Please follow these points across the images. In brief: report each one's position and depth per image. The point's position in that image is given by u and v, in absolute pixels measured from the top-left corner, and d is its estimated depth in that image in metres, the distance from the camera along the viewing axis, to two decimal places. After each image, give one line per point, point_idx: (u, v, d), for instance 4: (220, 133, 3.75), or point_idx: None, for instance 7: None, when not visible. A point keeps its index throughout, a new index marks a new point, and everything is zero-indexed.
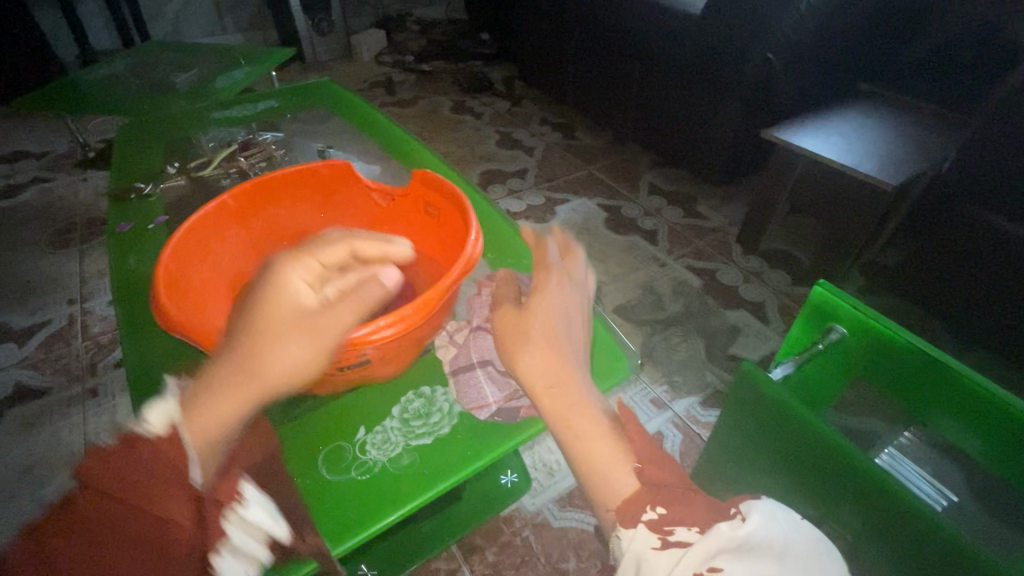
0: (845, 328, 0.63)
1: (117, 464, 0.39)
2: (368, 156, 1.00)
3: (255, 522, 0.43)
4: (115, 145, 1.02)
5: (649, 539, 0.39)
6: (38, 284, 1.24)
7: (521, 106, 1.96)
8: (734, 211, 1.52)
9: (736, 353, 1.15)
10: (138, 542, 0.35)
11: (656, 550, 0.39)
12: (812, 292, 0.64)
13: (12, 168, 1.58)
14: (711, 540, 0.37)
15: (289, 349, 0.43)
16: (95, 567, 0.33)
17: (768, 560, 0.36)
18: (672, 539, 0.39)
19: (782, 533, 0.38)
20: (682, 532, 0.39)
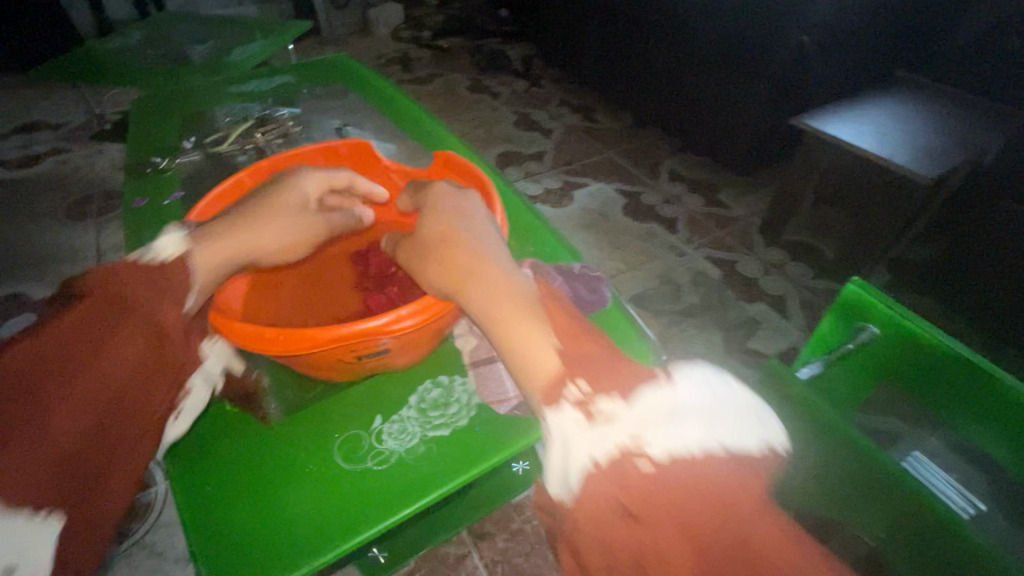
0: (878, 328, 0.60)
1: (124, 279, 0.42)
2: (385, 135, 0.97)
3: (220, 354, 0.52)
4: (131, 117, 1.00)
5: (572, 417, 0.35)
6: (56, 256, 1.24)
7: (539, 86, 1.91)
8: (757, 201, 1.48)
9: (754, 347, 1.13)
10: (154, 355, 0.40)
11: (580, 429, 0.35)
12: (844, 289, 0.61)
13: (29, 139, 1.58)
14: (634, 419, 0.34)
15: (283, 231, 0.53)
16: (123, 363, 0.38)
17: (690, 425, 0.33)
18: (594, 414, 0.35)
19: (716, 394, 0.35)
20: (605, 407, 0.35)
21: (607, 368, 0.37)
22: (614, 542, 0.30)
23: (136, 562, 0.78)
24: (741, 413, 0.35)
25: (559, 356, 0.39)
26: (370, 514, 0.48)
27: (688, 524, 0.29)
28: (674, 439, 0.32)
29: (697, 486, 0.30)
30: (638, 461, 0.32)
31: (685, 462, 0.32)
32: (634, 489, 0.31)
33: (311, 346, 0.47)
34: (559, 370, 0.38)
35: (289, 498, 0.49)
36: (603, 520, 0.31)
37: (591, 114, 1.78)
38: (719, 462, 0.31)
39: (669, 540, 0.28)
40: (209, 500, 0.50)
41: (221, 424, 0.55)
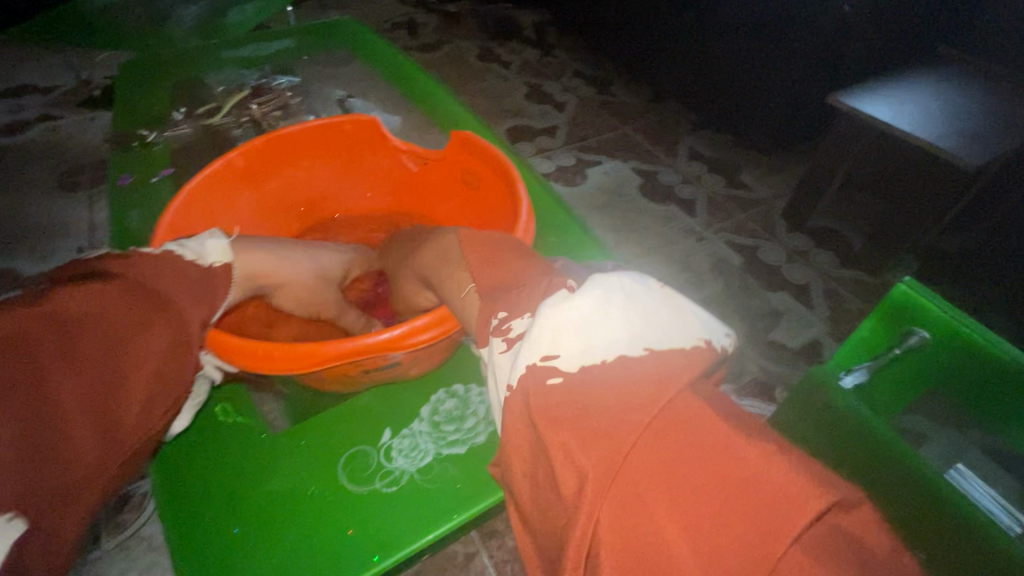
0: (930, 333, 0.49)
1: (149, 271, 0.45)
2: (392, 108, 0.91)
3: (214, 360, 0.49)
4: (117, 84, 0.93)
5: (497, 345, 0.40)
6: (47, 230, 1.19)
7: (552, 55, 1.80)
8: (781, 183, 1.40)
9: (776, 339, 1.08)
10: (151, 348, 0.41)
11: (502, 352, 0.40)
12: (893, 290, 0.50)
13: (18, 103, 1.50)
14: (538, 332, 0.38)
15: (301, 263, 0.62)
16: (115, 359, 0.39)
17: (592, 332, 0.37)
18: (512, 337, 0.40)
19: (614, 303, 0.39)
20: (518, 327, 0.40)
21: (524, 290, 0.42)
22: (539, 458, 0.34)
23: (135, 556, 0.75)
24: (641, 313, 0.39)
25: (479, 295, 0.45)
26: (377, 538, 0.47)
27: (593, 434, 0.32)
28: (577, 347, 0.37)
29: (601, 393, 0.34)
30: (546, 375, 0.36)
31: (585, 367, 0.36)
32: (543, 400, 0.35)
33: (320, 361, 0.46)
34: (483, 308, 0.44)
35: (294, 517, 0.48)
36: (530, 440, 0.35)
37: (606, 86, 1.69)
38: (615, 362, 0.36)
39: (579, 443, 0.32)
40: (208, 521, 0.49)
41: (228, 436, 0.54)
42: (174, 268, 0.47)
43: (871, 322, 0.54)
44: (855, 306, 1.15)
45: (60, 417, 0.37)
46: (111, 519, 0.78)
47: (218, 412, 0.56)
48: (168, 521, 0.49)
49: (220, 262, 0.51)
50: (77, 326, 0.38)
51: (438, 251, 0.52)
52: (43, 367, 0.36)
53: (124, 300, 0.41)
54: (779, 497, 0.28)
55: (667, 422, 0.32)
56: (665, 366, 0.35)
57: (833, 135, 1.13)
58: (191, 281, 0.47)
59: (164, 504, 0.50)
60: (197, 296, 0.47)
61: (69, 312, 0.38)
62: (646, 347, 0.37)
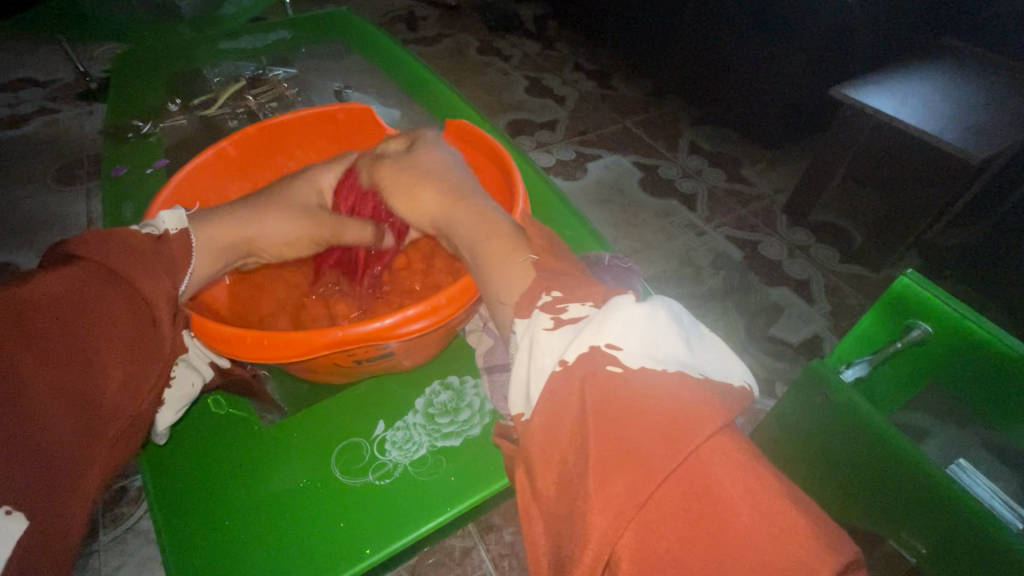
0: (933, 326, 0.48)
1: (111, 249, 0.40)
2: (388, 99, 0.90)
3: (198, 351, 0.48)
4: (113, 75, 0.92)
5: (543, 321, 0.36)
6: (45, 224, 1.18)
7: (552, 49, 1.79)
8: (782, 177, 1.39)
9: (776, 334, 1.07)
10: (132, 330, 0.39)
11: (549, 331, 0.36)
12: (895, 282, 0.49)
13: (16, 97, 1.49)
14: (606, 317, 0.34)
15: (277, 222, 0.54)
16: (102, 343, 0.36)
17: (662, 337, 0.34)
18: (566, 318, 0.36)
19: (676, 322, 0.36)
20: (575, 310, 0.36)
21: (577, 278, 0.39)
22: (554, 450, 0.31)
23: (131, 549, 0.74)
24: (701, 341, 0.36)
25: (537, 268, 0.41)
26: (367, 534, 0.47)
27: (617, 440, 0.29)
28: (645, 345, 0.33)
29: (650, 398, 0.31)
30: (607, 361, 0.33)
31: (651, 368, 0.32)
32: (596, 391, 0.31)
33: (304, 351, 0.43)
34: (535, 281, 0.39)
35: (284, 512, 0.48)
36: (548, 426, 0.32)
37: (606, 80, 1.68)
38: (678, 375, 0.32)
39: (601, 447, 0.29)
40: (195, 514, 0.48)
41: (218, 428, 0.53)
42: (130, 241, 0.42)
43: (872, 315, 0.52)
44: (856, 301, 1.14)
45: (37, 405, 0.33)
46: (108, 513, 0.77)
47: (209, 403, 0.55)
48: (157, 513, 0.48)
49: (176, 230, 0.47)
50: (40, 309, 0.34)
51: (473, 215, 0.47)
52: (9, 356, 0.32)
53: (83, 279, 0.37)
54: (796, 550, 0.26)
55: (710, 452, 0.28)
56: (722, 392, 0.32)
57: (835, 128, 1.12)
58: (150, 256, 0.43)
59: (154, 493, 0.49)
60: (161, 271, 0.43)
61: (29, 295, 0.34)
62: (702, 373, 0.33)
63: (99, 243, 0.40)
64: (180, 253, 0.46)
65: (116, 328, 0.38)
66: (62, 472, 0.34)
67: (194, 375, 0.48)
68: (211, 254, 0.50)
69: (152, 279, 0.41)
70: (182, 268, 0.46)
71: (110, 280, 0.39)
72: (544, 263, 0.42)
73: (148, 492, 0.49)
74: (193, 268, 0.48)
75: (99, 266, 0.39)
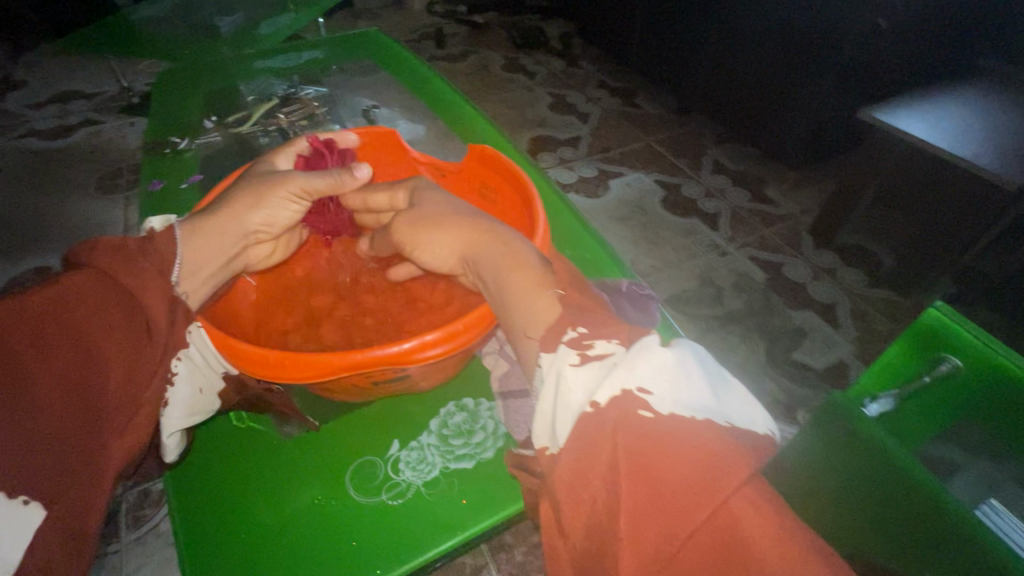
0: (965, 361, 0.43)
1: (109, 256, 0.42)
2: (413, 116, 0.92)
3: (201, 358, 0.48)
4: (154, 91, 0.97)
5: (570, 357, 0.38)
6: (85, 231, 1.24)
7: (577, 66, 1.81)
8: (809, 198, 1.37)
9: (799, 359, 1.05)
10: (128, 327, 0.40)
11: (576, 367, 0.37)
12: (923, 314, 0.44)
13: (65, 109, 1.57)
14: (637, 358, 0.36)
15: (267, 211, 0.53)
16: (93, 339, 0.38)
17: (690, 383, 0.35)
18: (592, 355, 0.38)
19: (701, 366, 0.38)
20: (601, 347, 0.38)
21: (603, 317, 0.41)
22: (585, 487, 0.32)
23: (152, 551, 0.76)
24: (725, 387, 0.38)
25: (563, 303, 0.43)
26: (380, 554, 0.47)
27: (647, 483, 0.31)
28: (673, 391, 0.34)
29: (681, 444, 0.32)
30: (637, 405, 0.34)
31: (681, 414, 0.34)
32: (629, 433, 0.33)
33: (326, 372, 0.44)
34: (562, 317, 0.42)
35: (299, 529, 0.48)
36: (579, 465, 0.33)
37: (630, 98, 1.68)
38: (706, 423, 0.33)
39: (633, 489, 0.31)
40: (216, 526, 0.49)
41: (238, 442, 0.54)
42: (119, 244, 0.43)
43: (897, 348, 0.47)
44: (883, 326, 1.11)
45: (44, 408, 0.35)
46: (132, 513, 0.80)
47: (230, 417, 0.56)
48: (178, 521, 0.49)
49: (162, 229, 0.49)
50: (40, 316, 0.36)
51: (502, 247, 0.47)
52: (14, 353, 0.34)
53: (85, 286, 0.40)
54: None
55: (738, 503, 0.29)
56: (746, 442, 0.34)
57: (864, 150, 1.10)
58: (136, 254, 0.43)
59: (174, 505, 0.50)
60: (154, 270, 0.44)
61: (31, 301, 0.36)
62: (728, 422, 0.35)
63: (95, 249, 0.42)
64: (166, 248, 0.46)
65: (112, 332, 0.39)
66: (72, 468, 0.36)
67: (203, 381, 0.48)
68: (202, 245, 0.50)
69: (147, 281, 0.42)
70: (171, 260, 0.46)
71: (104, 283, 0.40)
72: (569, 299, 0.44)
73: (170, 500, 0.50)
74: (183, 256, 0.48)
75: (97, 272, 0.41)
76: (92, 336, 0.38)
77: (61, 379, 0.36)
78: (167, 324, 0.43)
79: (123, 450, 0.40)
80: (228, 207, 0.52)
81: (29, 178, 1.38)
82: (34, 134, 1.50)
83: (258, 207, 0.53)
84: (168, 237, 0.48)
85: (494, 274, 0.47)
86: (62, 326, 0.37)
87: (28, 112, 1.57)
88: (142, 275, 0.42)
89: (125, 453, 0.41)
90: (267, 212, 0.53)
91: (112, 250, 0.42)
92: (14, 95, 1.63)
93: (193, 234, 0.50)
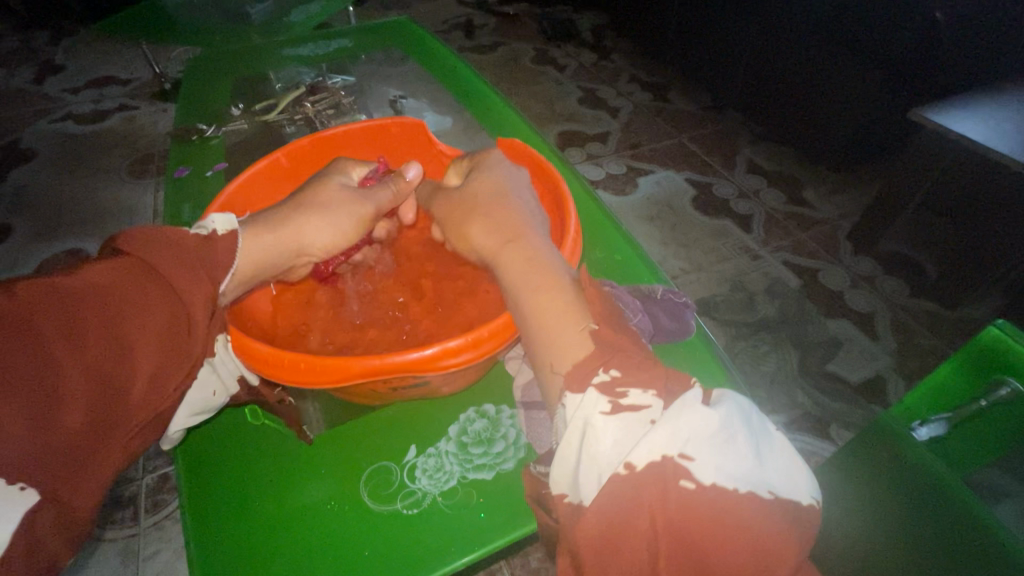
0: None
1: (154, 250, 0.40)
2: (440, 108, 0.90)
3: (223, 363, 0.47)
4: (184, 78, 0.96)
5: (600, 404, 0.36)
6: (116, 214, 1.26)
7: (608, 59, 1.76)
8: (849, 202, 1.31)
9: (834, 371, 1.00)
10: (163, 328, 0.38)
11: (606, 416, 0.35)
12: (981, 332, 0.40)
13: (100, 94, 1.60)
14: (678, 418, 0.34)
15: (320, 230, 0.53)
16: (127, 338, 0.36)
17: (736, 449, 0.33)
18: (625, 405, 0.36)
19: (750, 423, 0.35)
20: (636, 396, 0.36)
21: (630, 355, 0.38)
22: (620, 548, 0.32)
23: (169, 536, 0.77)
24: (775, 446, 0.36)
25: (596, 341, 0.40)
26: (393, 565, 0.45)
27: (691, 562, 0.31)
28: (717, 459, 0.33)
29: (722, 521, 0.31)
30: (678, 475, 0.33)
31: (724, 485, 0.32)
32: (666, 503, 0.32)
33: (342, 377, 0.42)
34: (590, 359, 0.39)
35: (310, 530, 0.47)
36: (612, 529, 0.32)
37: (663, 93, 1.63)
38: (750, 498, 0.32)
39: (677, 568, 0.31)
40: (227, 524, 0.48)
41: (251, 439, 0.53)
42: (171, 238, 0.42)
43: (952, 365, 0.43)
44: (926, 340, 1.05)
45: (65, 393, 0.33)
46: (150, 497, 0.80)
47: (246, 413, 0.55)
48: (189, 517, 0.48)
49: (224, 231, 0.48)
50: (75, 295, 0.35)
51: (521, 260, 0.45)
52: (47, 340, 0.32)
53: (127, 277, 0.38)
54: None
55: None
56: (789, 514, 0.33)
57: (911, 152, 1.03)
58: (188, 256, 0.42)
59: (185, 501, 0.49)
60: (201, 271, 0.43)
61: (71, 286, 0.35)
62: (773, 491, 0.33)
63: (148, 242, 0.40)
64: (224, 256, 0.46)
65: (147, 324, 0.37)
66: (79, 457, 0.35)
67: (217, 384, 0.47)
68: (260, 253, 0.50)
69: (192, 277, 0.41)
70: (225, 269, 0.46)
71: (147, 278, 0.39)
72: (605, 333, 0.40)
73: (182, 495, 0.50)
74: (239, 266, 0.48)
75: (141, 261, 0.39)
76: (127, 328, 0.36)
77: (91, 378, 0.34)
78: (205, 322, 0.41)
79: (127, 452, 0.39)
80: (296, 217, 0.52)
81: (63, 161, 1.40)
82: (70, 118, 1.52)
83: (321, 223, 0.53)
84: (229, 245, 0.47)
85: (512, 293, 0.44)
86: (98, 319, 0.35)
87: (66, 97, 1.60)
88: (182, 275, 0.41)
89: (137, 443, 0.39)
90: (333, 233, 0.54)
91: (155, 243, 0.41)
92: (52, 79, 1.66)
93: (255, 241, 0.50)
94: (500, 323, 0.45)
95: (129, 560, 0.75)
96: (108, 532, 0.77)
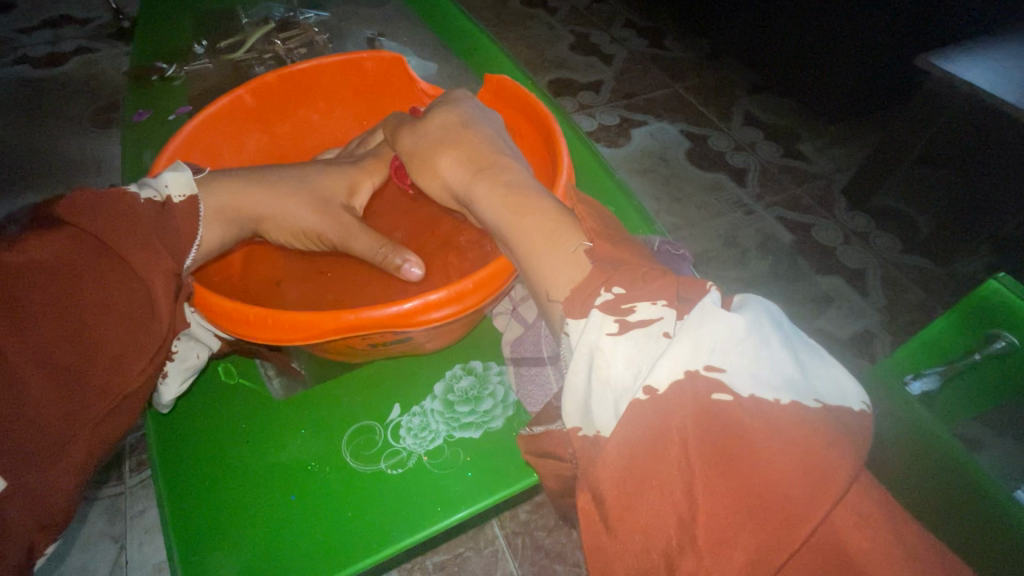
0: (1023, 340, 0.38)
1: (101, 214, 0.36)
2: (424, 50, 0.84)
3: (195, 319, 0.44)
4: (141, 13, 0.88)
5: (606, 325, 0.35)
6: (82, 166, 1.19)
7: (602, 1, 1.66)
8: (846, 155, 1.28)
9: (823, 327, 1.00)
10: (120, 307, 0.35)
11: (614, 337, 0.34)
12: (981, 287, 0.39)
13: (56, 35, 1.48)
14: (702, 323, 0.33)
15: (294, 210, 0.51)
16: (73, 321, 0.33)
17: (770, 354, 0.32)
18: (634, 321, 0.35)
19: (772, 324, 0.34)
20: (645, 311, 0.35)
21: (641, 269, 0.37)
22: (663, 475, 0.30)
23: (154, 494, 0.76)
24: (812, 355, 0.34)
25: (591, 260, 0.39)
26: (371, 527, 0.44)
27: (746, 478, 0.28)
28: (749, 368, 0.32)
29: (769, 441, 0.29)
30: (711, 388, 0.31)
31: (763, 396, 0.31)
32: (705, 421, 0.30)
33: (312, 334, 0.40)
34: (594, 272, 0.38)
35: (292, 490, 0.46)
36: (654, 452, 0.30)
37: (659, 39, 1.55)
38: (793, 407, 0.30)
39: (727, 497, 0.28)
40: (201, 484, 0.47)
41: (226, 398, 0.51)
42: (125, 209, 0.38)
43: (952, 317, 0.42)
44: (915, 296, 1.05)
45: (21, 387, 0.31)
46: (134, 457, 0.79)
47: (220, 371, 0.53)
48: (160, 480, 0.47)
49: (181, 197, 0.43)
50: (16, 275, 0.32)
51: (499, 183, 0.46)
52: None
53: (71, 251, 0.34)
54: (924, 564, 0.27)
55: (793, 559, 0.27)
56: (840, 423, 0.30)
57: (912, 104, 0.99)
58: (143, 224, 0.38)
59: (158, 467, 0.47)
60: (161, 245, 0.38)
61: (12, 270, 0.32)
62: (819, 400, 0.31)
63: (95, 208, 0.36)
64: (185, 225, 0.42)
65: (101, 305, 0.34)
66: (43, 449, 0.33)
67: (198, 347, 0.45)
68: (222, 227, 0.47)
69: (149, 252, 0.37)
70: (188, 242, 0.42)
71: (94, 249, 0.35)
72: (599, 251, 0.40)
73: (152, 455, 0.48)
74: (203, 237, 0.45)
75: (92, 236, 0.35)
76: (78, 311, 0.33)
77: (44, 367, 0.32)
78: (169, 304, 0.37)
79: (103, 437, 0.36)
80: (262, 195, 0.50)
81: (17, 109, 1.30)
82: (24, 61, 1.41)
83: (308, 210, 0.52)
84: (187, 212, 0.43)
85: (500, 209, 0.44)
86: (37, 305, 0.32)
87: (18, 37, 1.47)
88: (131, 242, 0.36)
89: (114, 429, 0.37)
90: (314, 214, 0.52)
91: (93, 202, 0.36)
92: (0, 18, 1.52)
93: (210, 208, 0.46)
94: (483, 273, 0.43)
95: (115, 519, 0.74)
96: (91, 491, 0.76)
